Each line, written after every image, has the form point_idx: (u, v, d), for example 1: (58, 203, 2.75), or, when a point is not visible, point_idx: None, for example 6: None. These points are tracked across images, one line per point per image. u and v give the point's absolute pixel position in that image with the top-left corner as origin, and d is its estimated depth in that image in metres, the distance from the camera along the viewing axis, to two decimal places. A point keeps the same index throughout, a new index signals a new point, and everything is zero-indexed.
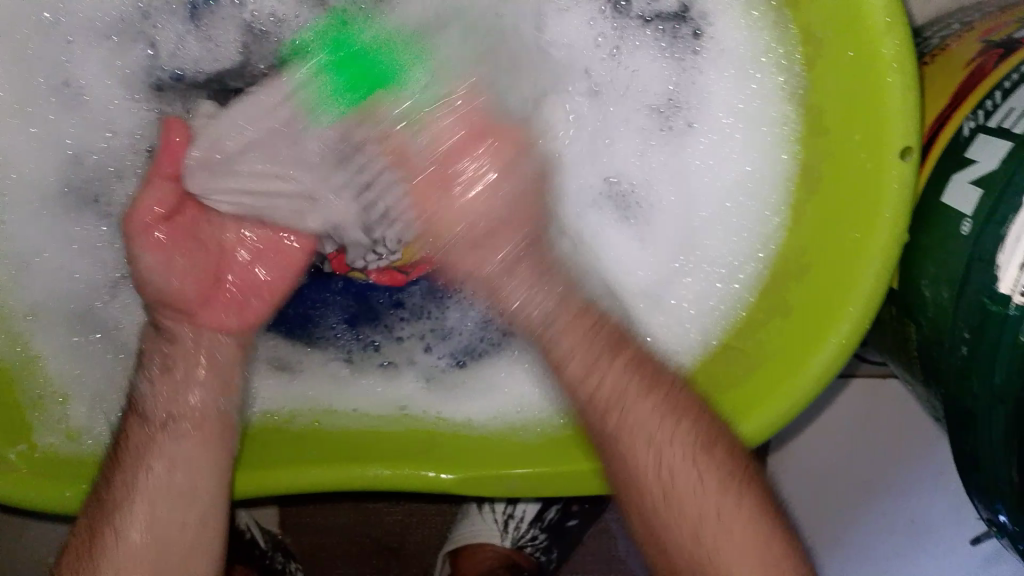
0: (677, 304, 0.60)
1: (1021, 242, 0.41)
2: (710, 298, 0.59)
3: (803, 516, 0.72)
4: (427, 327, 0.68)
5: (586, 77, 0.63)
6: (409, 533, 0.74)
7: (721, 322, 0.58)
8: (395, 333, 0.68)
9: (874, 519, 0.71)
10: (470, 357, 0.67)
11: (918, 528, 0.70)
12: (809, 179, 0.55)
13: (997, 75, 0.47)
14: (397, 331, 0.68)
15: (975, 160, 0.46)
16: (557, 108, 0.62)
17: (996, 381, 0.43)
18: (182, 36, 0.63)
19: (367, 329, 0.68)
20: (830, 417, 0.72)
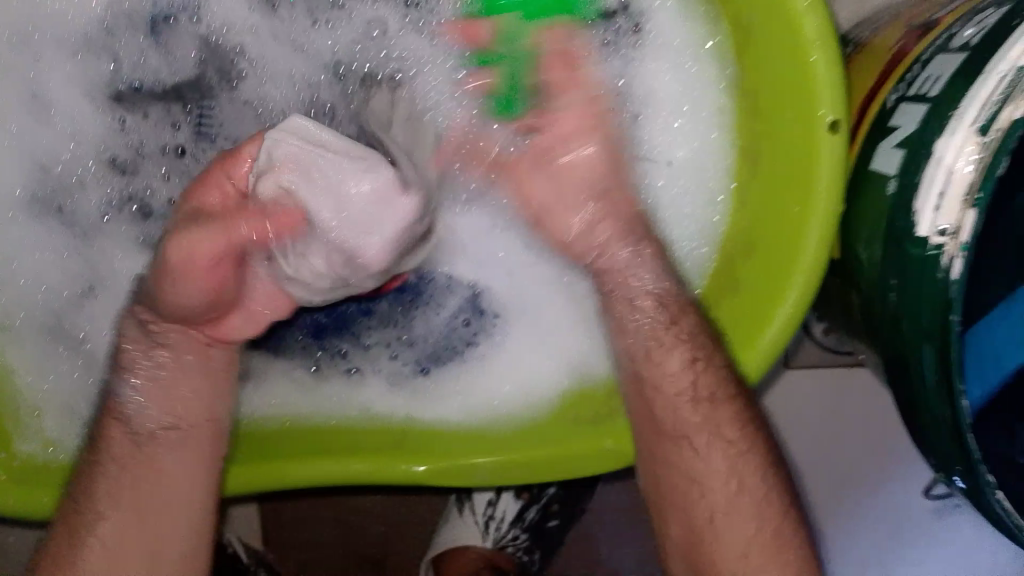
0: None
1: (933, 186, 0.43)
2: None
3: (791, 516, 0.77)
4: (393, 334, 0.68)
5: None
6: (390, 546, 0.82)
7: None
8: (362, 341, 0.68)
9: (861, 512, 0.75)
10: (437, 365, 0.67)
11: (899, 513, 0.75)
12: (752, 160, 0.58)
13: (917, 51, 0.53)
14: (364, 340, 0.68)
15: (899, 125, 0.50)
16: None
17: (923, 321, 0.43)
18: (143, 50, 0.63)
19: (333, 339, 0.68)
20: (794, 416, 0.74)
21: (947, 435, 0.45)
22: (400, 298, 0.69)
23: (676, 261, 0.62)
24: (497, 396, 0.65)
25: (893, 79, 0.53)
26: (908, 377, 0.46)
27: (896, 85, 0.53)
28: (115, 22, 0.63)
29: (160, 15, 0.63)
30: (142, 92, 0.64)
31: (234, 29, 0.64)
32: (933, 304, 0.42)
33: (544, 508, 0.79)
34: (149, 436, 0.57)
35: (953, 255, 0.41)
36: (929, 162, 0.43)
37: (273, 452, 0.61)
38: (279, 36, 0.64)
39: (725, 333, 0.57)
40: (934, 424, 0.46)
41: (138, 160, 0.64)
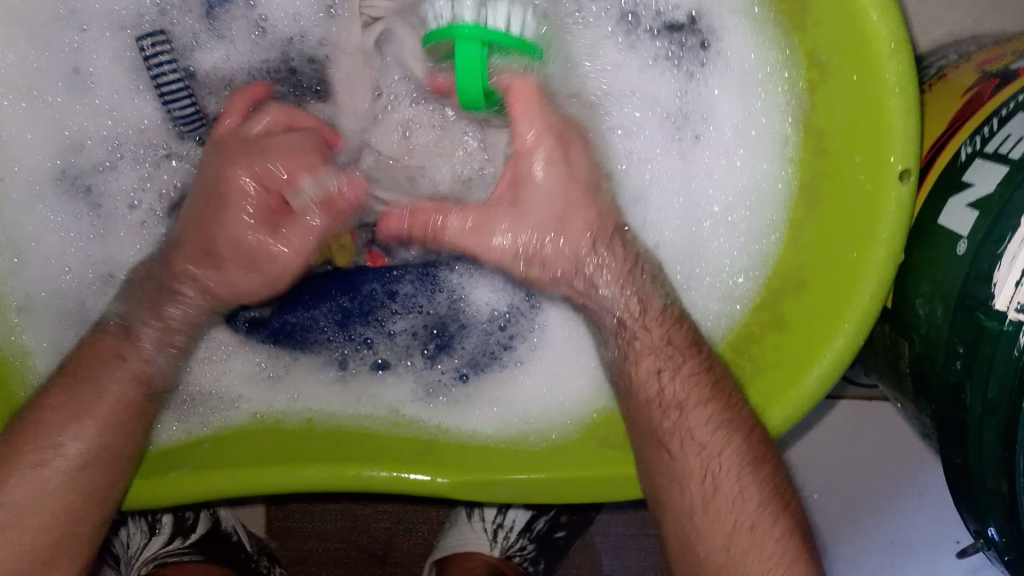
0: (699, 292, 0.61)
1: (1016, 260, 0.42)
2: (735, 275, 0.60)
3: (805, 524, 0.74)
4: (419, 322, 0.69)
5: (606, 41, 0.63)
6: (395, 542, 0.81)
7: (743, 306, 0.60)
8: (387, 327, 0.69)
9: (869, 543, 0.73)
10: (477, 371, 0.67)
11: (901, 548, 0.73)
12: (809, 197, 0.57)
13: (995, 103, 0.51)
14: (389, 326, 0.69)
15: (972, 183, 0.49)
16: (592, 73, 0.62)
17: (990, 392, 0.43)
18: (195, 34, 0.64)
19: (359, 326, 0.69)
20: (817, 436, 0.74)
21: (999, 504, 0.44)
22: (428, 289, 0.70)
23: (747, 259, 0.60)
24: (534, 404, 0.65)
25: (967, 131, 0.52)
26: (964, 443, 0.46)
27: (970, 138, 0.51)
28: (170, 3, 0.63)
29: (217, 1, 0.63)
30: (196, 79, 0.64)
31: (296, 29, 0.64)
32: (1003, 378, 0.42)
33: (553, 518, 0.78)
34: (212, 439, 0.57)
35: None
36: (1013, 235, 0.42)
37: (295, 451, 0.60)
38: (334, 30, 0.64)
39: (771, 369, 0.56)
40: (986, 492, 0.45)
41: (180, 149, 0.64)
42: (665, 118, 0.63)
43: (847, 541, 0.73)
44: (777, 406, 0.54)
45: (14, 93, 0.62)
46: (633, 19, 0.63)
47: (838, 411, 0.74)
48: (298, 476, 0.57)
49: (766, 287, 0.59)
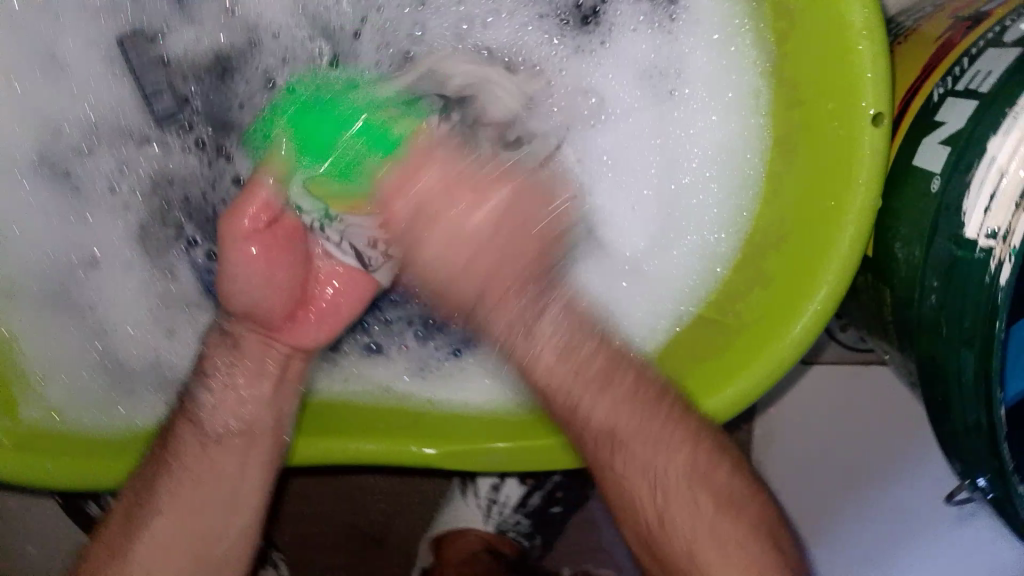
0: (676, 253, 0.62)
1: (984, 187, 0.41)
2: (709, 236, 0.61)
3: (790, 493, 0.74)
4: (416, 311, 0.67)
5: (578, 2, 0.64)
6: (394, 523, 0.80)
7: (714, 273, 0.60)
8: (382, 315, 0.68)
9: (866, 509, 0.73)
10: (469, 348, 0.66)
11: (903, 514, 0.71)
12: (785, 149, 0.57)
13: (965, 44, 0.51)
14: (384, 314, 0.68)
15: (945, 122, 0.48)
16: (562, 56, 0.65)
17: (965, 323, 0.42)
18: (167, 20, 0.64)
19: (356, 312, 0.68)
20: (808, 391, 0.74)
21: (981, 443, 0.43)
22: None
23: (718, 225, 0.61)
24: None
25: (938, 74, 0.52)
26: (943, 381, 0.45)
27: (942, 79, 0.51)
28: None
29: None
30: (169, 67, 0.65)
31: (272, 17, 0.65)
32: (978, 308, 0.41)
33: (548, 494, 0.76)
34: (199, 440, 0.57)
35: (1002, 259, 0.40)
36: (981, 162, 0.42)
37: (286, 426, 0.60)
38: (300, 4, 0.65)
39: (750, 324, 0.56)
40: (965, 428, 0.44)
41: (161, 136, 0.65)
42: (644, 77, 0.63)
43: (842, 507, 0.73)
44: (752, 368, 0.54)
45: None
46: None
47: (814, 374, 0.74)
48: None
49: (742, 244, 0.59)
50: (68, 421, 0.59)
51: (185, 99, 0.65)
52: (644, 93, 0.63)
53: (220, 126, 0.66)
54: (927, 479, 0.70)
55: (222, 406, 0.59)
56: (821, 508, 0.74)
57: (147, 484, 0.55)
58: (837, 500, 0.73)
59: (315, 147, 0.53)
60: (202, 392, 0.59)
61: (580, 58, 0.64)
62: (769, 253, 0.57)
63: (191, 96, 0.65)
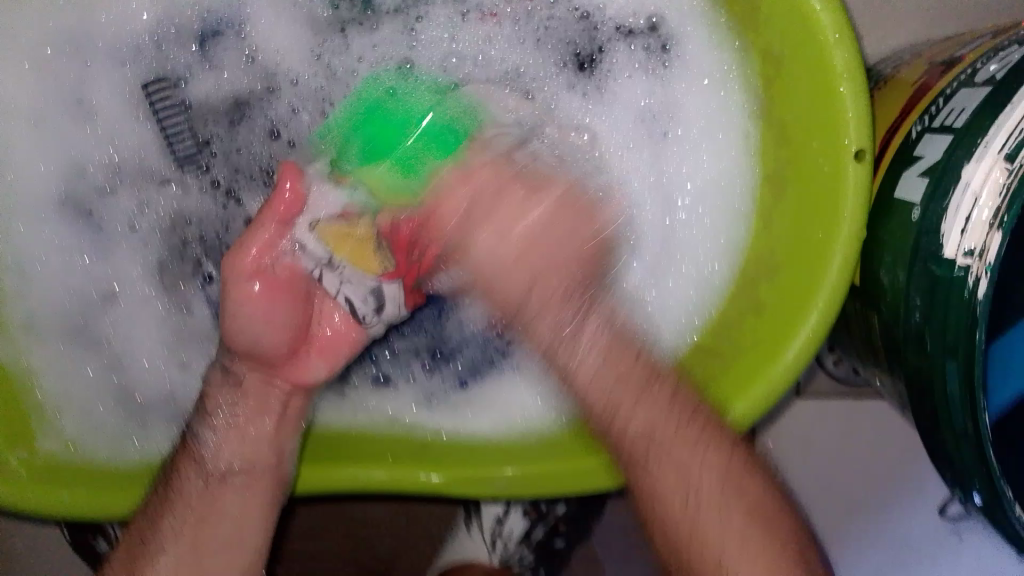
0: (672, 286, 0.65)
1: (960, 211, 0.44)
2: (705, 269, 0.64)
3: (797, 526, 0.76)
4: (421, 342, 0.71)
5: (576, 53, 0.68)
6: (396, 561, 0.81)
7: (709, 303, 0.63)
8: (390, 346, 0.70)
9: (865, 537, 0.76)
10: (475, 379, 0.69)
11: (902, 540, 0.75)
12: (774, 185, 0.60)
13: (939, 87, 0.55)
14: (392, 346, 0.70)
15: (923, 156, 0.52)
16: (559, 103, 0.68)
17: (947, 337, 0.44)
18: (189, 67, 0.68)
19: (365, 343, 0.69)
20: (800, 423, 0.76)
21: (967, 455, 0.46)
22: (436, 316, 0.71)
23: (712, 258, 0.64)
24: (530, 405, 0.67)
25: (915, 114, 0.55)
26: (930, 395, 0.48)
27: (919, 118, 0.55)
28: (163, 36, 0.67)
29: (208, 32, 0.68)
30: (192, 110, 0.68)
31: (290, 66, 0.69)
32: (959, 322, 0.43)
33: (551, 527, 0.76)
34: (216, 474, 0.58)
35: (980, 275, 0.43)
36: (957, 187, 0.45)
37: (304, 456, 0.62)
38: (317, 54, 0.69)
39: (746, 351, 0.58)
40: (953, 438, 0.46)
41: (181, 178, 0.69)
42: (641, 120, 0.67)
43: (841, 538, 0.76)
44: (749, 390, 0.56)
45: (22, 120, 0.66)
46: (596, 27, 0.68)
47: (801, 408, 0.76)
48: None
49: (740, 269, 0.62)
50: (83, 453, 0.61)
51: (206, 142, 0.69)
52: (640, 134, 0.67)
53: (236, 168, 0.69)
54: (920, 503, 0.74)
55: (225, 445, 0.59)
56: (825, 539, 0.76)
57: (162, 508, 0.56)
58: (841, 527, 0.76)
59: (372, 143, 0.63)
60: (208, 431, 0.59)
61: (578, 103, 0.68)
62: (762, 283, 0.60)
63: (212, 139, 0.69)
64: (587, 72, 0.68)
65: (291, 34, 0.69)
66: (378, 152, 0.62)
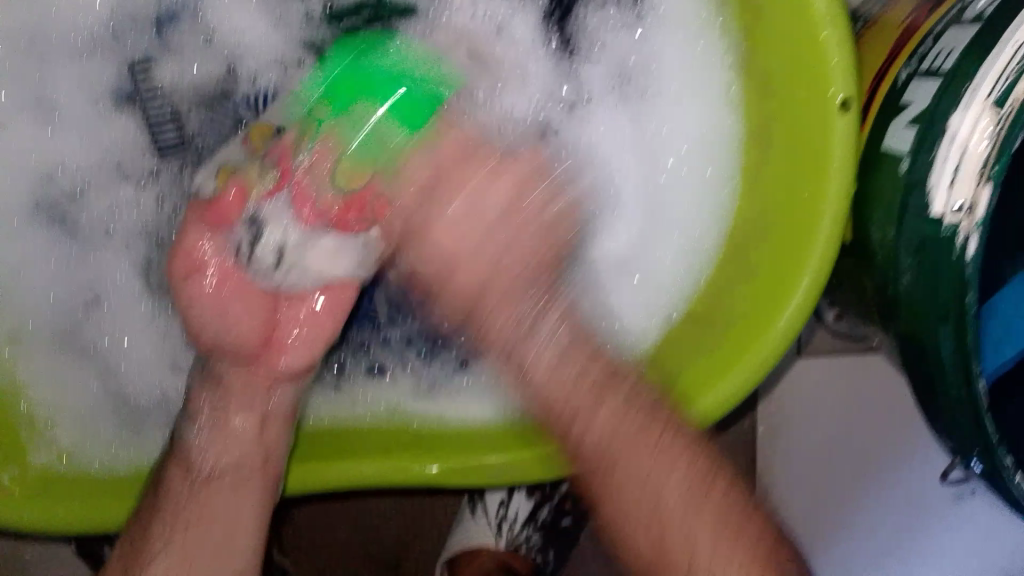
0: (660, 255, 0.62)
1: (948, 162, 0.42)
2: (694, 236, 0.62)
3: (814, 497, 0.74)
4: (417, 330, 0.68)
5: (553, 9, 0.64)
6: (406, 550, 0.80)
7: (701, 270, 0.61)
8: (383, 333, 0.68)
9: (877, 502, 0.73)
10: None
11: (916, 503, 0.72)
12: (761, 143, 0.58)
13: (926, 28, 0.52)
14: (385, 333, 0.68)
15: (911, 103, 0.49)
16: (520, 69, 0.64)
17: (939, 298, 0.43)
18: (149, 51, 0.65)
19: (358, 332, 0.68)
20: (803, 382, 0.74)
21: (965, 417, 0.44)
22: None
23: (698, 223, 0.61)
24: None
25: (902, 58, 0.53)
26: (925, 357, 0.46)
27: (907, 63, 0.52)
28: (120, 26, 0.65)
29: (165, 18, 0.65)
30: (162, 94, 0.66)
31: (251, 46, 0.66)
32: (949, 284, 0.42)
33: (557, 506, 0.78)
34: (206, 475, 0.57)
35: (970, 232, 0.41)
36: (942, 139, 0.42)
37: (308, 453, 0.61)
38: (276, 25, 0.66)
39: (738, 319, 0.56)
40: (950, 401, 0.45)
41: (162, 164, 0.66)
42: (620, 81, 0.64)
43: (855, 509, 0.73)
44: (743, 359, 0.55)
45: None
46: None
47: (800, 369, 0.74)
48: None
49: (733, 224, 0.60)
50: (76, 464, 0.61)
51: (180, 130, 0.66)
52: (618, 94, 0.64)
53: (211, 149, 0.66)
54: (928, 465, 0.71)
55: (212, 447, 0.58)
56: (839, 508, 0.73)
57: (152, 517, 0.56)
58: (855, 493, 0.73)
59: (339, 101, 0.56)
60: (198, 433, 0.58)
61: (540, 65, 0.65)
62: (754, 246, 0.57)
63: (189, 125, 0.66)
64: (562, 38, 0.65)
65: (248, 14, 0.66)
66: (341, 90, 0.56)
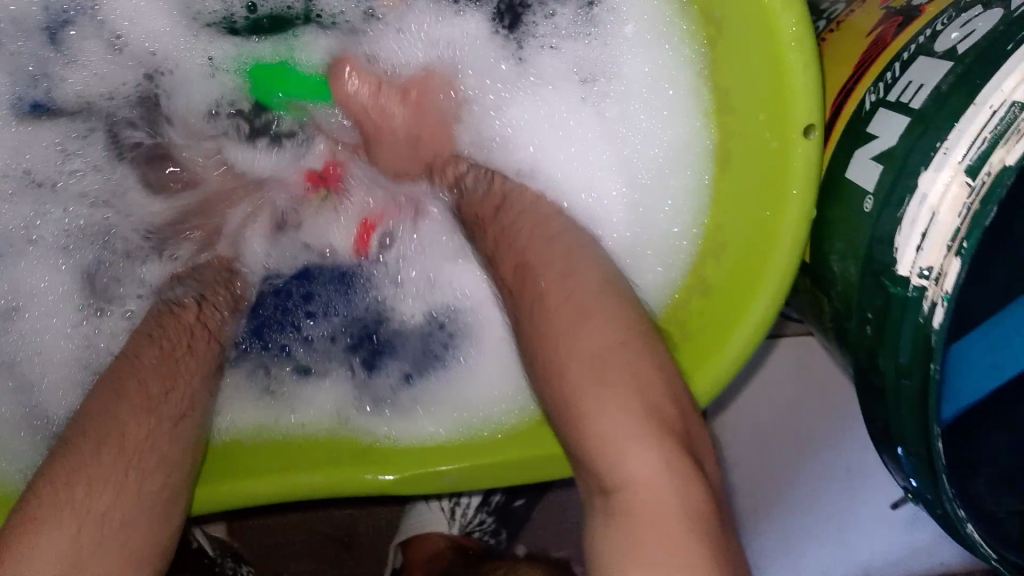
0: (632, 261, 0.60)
1: (916, 225, 0.40)
2: (657, 240, 0.60)
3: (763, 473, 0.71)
4: (340, 325, 0.67)
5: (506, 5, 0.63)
6: (359, 527, 0.79)
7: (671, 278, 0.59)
8: (310, 335, 0.67)
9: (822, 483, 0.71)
10: (424, 368, 0.65)
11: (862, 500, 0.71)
12: (724, 156, 0.56)
13: (897, 46, 0.49)
14: (317, 337, 0.67)
15: (877, 135, 0.47)
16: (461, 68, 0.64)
17: (903, 357, 0.42)
18: (49, 62, 0.64)
19: (282, 335, 0.67)
20: (768, 373, 0.72)
21: (922, 468, 0.43)
22: (347, 293, 0.68)
23: (670, 224, 0.59)
24: (481, 391, 0.62)
25: (870, 77, 0.50)
26: (883, 404, 0.45)
27: (874, 84, 0.50)
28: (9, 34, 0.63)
29: (57, 27, 0.64)
30: (61, 108, 0.65)
31: (160, 46, 0.65)
32: (915, 344, 0.41)
33: (509, 489, 0.78)
34: None
35: (936, 301, 0.39)
36: (913, 196, 0.41)
37: (246, 462, 0.59)
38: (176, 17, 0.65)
39: (698, 337, 0.55)
40: (907, 449, 0.44)
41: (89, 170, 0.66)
42: (580, 82, 0.62)
43: (800, 490, 0.71)
44: (704, 375, 0.54)
45: None
46: None
47: (771, 367, 0.72)
48: (239, 493, 0.55)
49: (700, 232, 0.58)
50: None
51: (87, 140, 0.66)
52: (574, 93, 0.62)
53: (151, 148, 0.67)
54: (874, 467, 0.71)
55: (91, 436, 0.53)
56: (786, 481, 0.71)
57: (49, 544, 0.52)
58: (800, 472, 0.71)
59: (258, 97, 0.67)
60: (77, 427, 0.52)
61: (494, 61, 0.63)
62: (722, 251, 0.56)
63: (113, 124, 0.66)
64: (514, 35, 0.63)
65: (150, 10, 0.64)
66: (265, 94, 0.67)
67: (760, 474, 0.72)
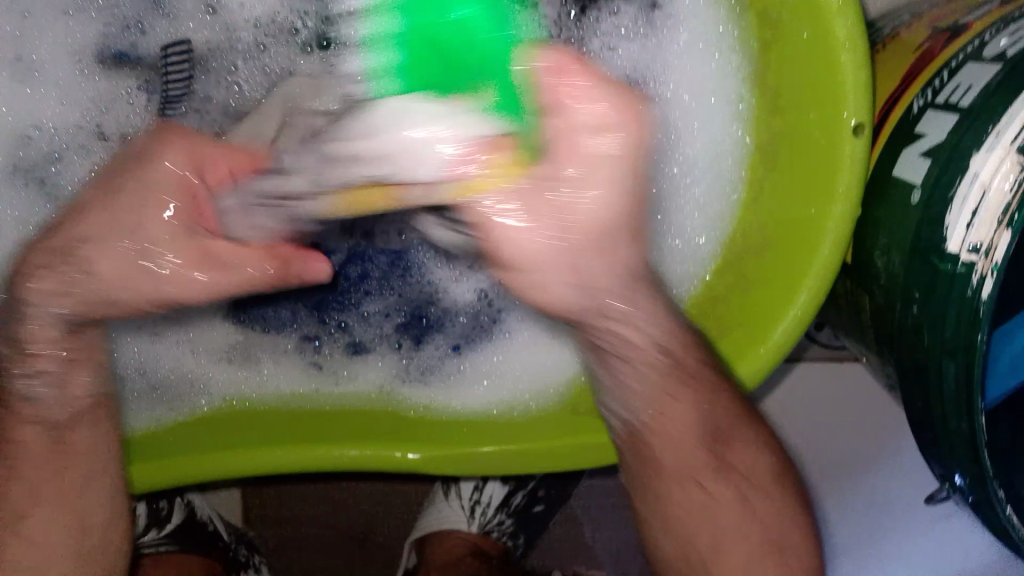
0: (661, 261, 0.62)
1: (967, 203, 0.42)
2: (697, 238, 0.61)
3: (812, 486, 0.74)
4: (394, 303, 0.69)
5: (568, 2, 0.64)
6: (376, 524, 0.80)
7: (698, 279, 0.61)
8: (362, 310, 0.69)
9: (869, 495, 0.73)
10: (469, 344, 0.67)
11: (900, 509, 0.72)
12: (768, 156, 0.58)
13: (945, 56, 0.52)
14: (364, 309, 0.69)
15: (924, 134, 0.49)
16: None
17: (947, 334, 0.43)
18: (141, 15, 0.63)
19: (334, 312, 0.69)
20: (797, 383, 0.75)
21: (961, 449, 0.44)
22: (400, 273, 0.69)
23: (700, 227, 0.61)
24: (523, 374, 0.64)
25: (918, 84, 0.53)
26: (925, 388, 0.46)
27: (922, 90, 0.52)
28: None
29: None
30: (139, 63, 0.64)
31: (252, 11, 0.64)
32: (961, 320, 0.42)
33: (531, 494, 0.77)
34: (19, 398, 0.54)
35: (986, 273, 0.41)
36: (964, 177, 0.43)
37: (279, 430, 0.60)
38: None
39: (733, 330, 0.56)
40: (946, 432, 0.45)
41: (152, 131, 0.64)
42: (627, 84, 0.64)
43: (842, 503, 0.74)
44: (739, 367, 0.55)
45: None
46: None
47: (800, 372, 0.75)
48: (269, 459, 0.56)
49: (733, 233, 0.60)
50: None
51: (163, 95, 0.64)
52: None
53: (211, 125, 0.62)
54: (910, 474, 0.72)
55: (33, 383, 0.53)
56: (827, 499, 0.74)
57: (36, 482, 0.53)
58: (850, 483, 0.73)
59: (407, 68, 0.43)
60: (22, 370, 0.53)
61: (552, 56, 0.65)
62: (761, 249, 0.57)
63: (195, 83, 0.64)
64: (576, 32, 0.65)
65: None
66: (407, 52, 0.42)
67: (805, 469, 0.74)
